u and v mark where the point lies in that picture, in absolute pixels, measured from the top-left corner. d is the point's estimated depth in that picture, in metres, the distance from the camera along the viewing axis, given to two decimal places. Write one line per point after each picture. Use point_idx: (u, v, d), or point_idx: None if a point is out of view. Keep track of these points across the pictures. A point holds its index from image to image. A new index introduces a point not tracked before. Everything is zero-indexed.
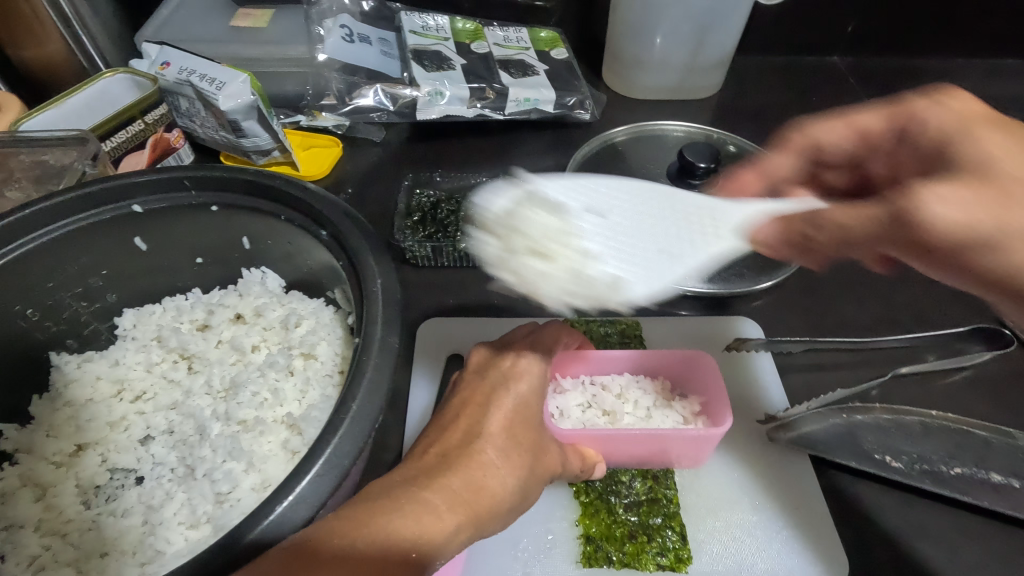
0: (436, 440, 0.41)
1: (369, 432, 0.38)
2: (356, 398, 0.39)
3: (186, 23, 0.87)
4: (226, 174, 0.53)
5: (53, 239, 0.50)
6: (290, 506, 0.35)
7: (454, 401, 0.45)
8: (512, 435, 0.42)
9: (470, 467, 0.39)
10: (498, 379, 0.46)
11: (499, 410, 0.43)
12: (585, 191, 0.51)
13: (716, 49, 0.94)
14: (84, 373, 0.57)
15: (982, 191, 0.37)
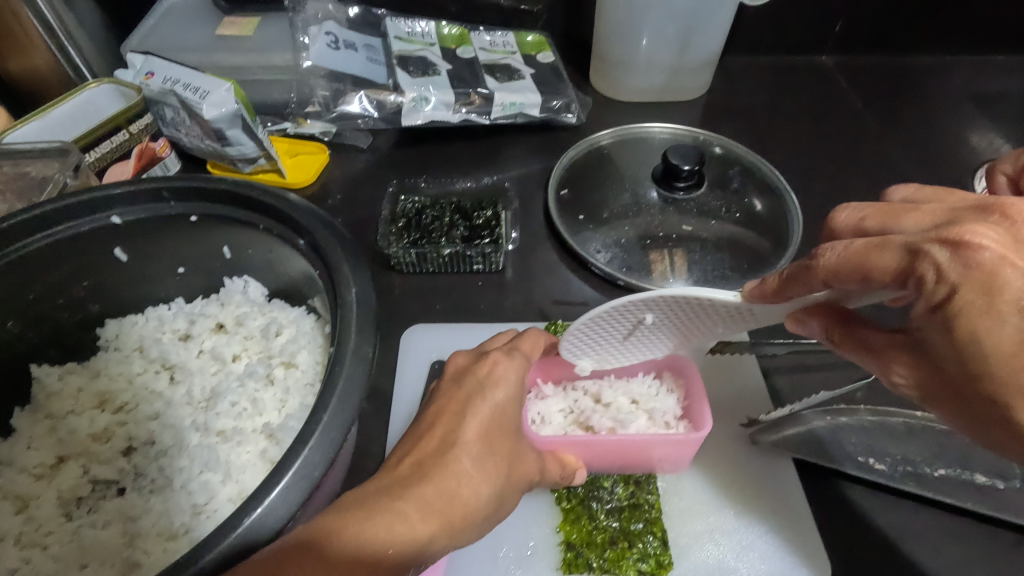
0: (411, 449, 0.41)
1: (340, 442, 0.38)
2: (328, 408, 0.39)
3: (172, 32, 0.87)
4: (205, 184, 0.53)
5: (32, 252, 0.50)
6: (259, 517, 0.35)
7: (430, 410, 0.44)
8: (487, 443, 0.42)
9: (443, 476, 0.39)
10: (474, 387, 0.45)
11: (475, 418, 0.42)
12: (613, 315, 0.48)
13: (702, 50, 0.94)
14: (65, 385, 0.57)
15: (931, 370, 0.34)
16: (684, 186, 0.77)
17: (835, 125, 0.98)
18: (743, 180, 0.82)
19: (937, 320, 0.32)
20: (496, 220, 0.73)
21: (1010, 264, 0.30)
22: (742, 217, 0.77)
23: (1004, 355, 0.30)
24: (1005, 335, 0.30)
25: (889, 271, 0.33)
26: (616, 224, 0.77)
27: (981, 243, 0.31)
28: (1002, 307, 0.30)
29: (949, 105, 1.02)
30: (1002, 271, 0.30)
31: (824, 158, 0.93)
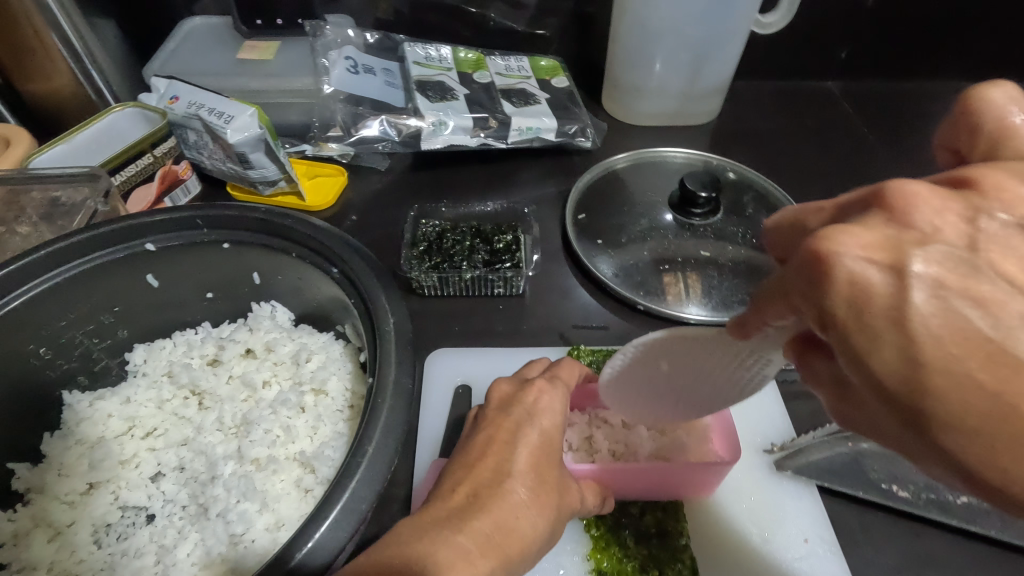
0: (464, 477, 0.42)
1: (385, 475, 0.39)
2: (372, 441, 0.40)
3: (194, 56, 0.89)
4: (238, 212, 0.54)
5: (67, 279, 0.51)
6: (309, 551, 0.36)
7: (478, 438, 0.45)
8: (538, 472, 0.43)
9: (499, 507, 0.40)
10: (522, 415, 0.46)
11: (526, 447, 0.44)
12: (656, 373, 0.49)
13: (713, 77, 0.96)
14: (95, 411, 0.58)
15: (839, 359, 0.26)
16: (700, 212, 0.78)
17: (843, 149, 1.00)
18: (757, 206, 0.83)
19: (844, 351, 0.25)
20: (516, 245, 0.75)
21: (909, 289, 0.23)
22: (758, 242, 0.78)
23: (895, 387, 0.24)
24: (879, 284, 0.24)
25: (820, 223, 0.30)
26: (633, 248, 0.78)
27: (837, 247, 0.25)
28: (878, 325, 0.24)
29: None
30: (864, 277, 0.24)
31: (834, 183, 0.94)
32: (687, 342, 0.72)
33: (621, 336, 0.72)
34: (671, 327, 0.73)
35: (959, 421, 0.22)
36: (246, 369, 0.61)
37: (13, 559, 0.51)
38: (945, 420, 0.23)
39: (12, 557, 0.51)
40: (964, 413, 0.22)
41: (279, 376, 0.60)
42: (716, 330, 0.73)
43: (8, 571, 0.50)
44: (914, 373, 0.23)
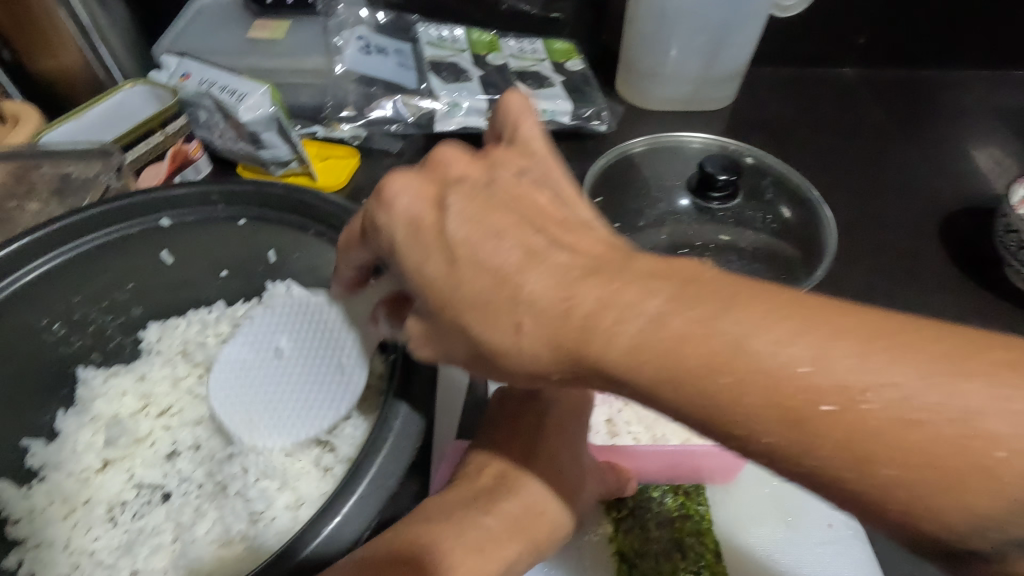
0: (493, 454, 0.46)
1: (412, 452, 0.39)
2: (398, 416, 0.39)
3: (203, 35, 0.88)
4: (255, 187, 0.53)
5: (83, 253, 0.50)
6: (337, 527, 0.35)
7: (503, 420, 0.48)
8: (558, 458, 0.46)
9: (523, 492, 0.44)
10: (548, 399, 0.49)
11: (549, 431, 0.47)
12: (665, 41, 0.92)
13: (730, 61, 0.95)
14: (110, 388, 0.58)
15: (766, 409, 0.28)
16: (719, 197, 0.77)
17: (860, 137, 0.99)
18: (777, 190, 0.81)
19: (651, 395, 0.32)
20: None
21: (627, 328, 0.31)
22: (775, 227, 0.78)
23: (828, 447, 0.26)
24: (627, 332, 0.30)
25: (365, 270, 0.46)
26: (649, 232, 0.79)
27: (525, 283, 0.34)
28: (827, 434, 0.26)
29: (970, 119, 1.03)
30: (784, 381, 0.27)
31: (851, 170, 0.93)
32: None
33: None
34: None
35: (906, 487, 0.25)
36: None
37: (30, 534, 0.51)
38: (856, 476, 0.26)
39: (28, 532, 0.51)
40: (902, 479, 0.25)
41: None
42: None
43: (25, 546, 0.51)
44: (668, 399, 0.30)
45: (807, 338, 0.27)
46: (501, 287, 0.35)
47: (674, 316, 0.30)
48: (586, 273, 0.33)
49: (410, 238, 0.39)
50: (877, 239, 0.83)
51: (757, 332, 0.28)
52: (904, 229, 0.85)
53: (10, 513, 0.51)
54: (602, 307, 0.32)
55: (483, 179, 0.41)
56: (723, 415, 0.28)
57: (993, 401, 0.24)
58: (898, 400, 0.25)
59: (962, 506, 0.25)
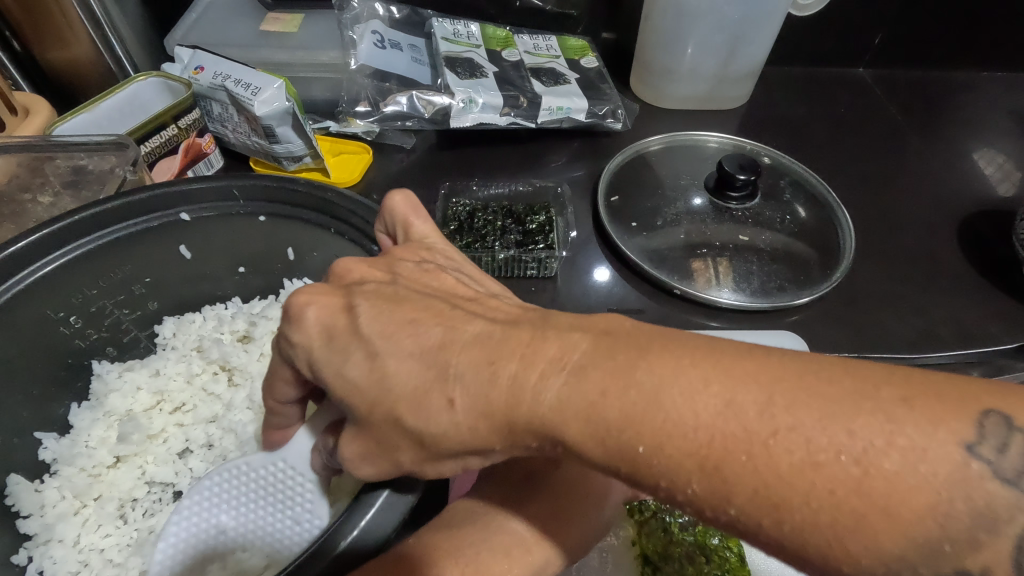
0: (519, 457, 0.44)
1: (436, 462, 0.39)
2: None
3: (216, 27, 0.87)
4: (276, 183, 0.52)
5: (101, 245, 0.50)
6: (359, 534, 0.38)
7: None
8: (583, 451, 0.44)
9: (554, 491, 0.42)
10: None
11: None
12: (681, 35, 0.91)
13: (747, 60, 0.94)
14: (124, 382, 0.56)
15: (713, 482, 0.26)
16: (737, 196, 0.76)
17: (876, 137, 0.99)
18: (794, 192, 0.81)
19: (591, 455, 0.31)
20: (549, 225, 0.74)
21: (552, 382, 0.30)
22: (794, 227, 0.77)
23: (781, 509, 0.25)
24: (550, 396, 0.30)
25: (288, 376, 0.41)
26: (668, 231, 0.76)
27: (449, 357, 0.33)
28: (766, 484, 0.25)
29: (986, 120, 1.03)
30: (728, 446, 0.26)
31: (867, 170, 0.93)
32: (717, 327, 0.71)
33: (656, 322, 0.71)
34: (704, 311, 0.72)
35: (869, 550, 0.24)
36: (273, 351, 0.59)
37: (39, 530, 0.49)
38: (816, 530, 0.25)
39: (38, 527, 0.49)
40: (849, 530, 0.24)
41: None
42: (753, 316, 0.71)
43: (33, 543, 0.49)
44: (595, 453, 0.29)
45: (714, 387, 0.27)
46: (428, 365, 0.33)
47: (578, 382, 0.30)
48: (505, 332, 0.33)
49: (324, 348, 0.35)
50: (895, 240, 0.83)
51: (670, 385, 0.28)
52: (922, 230, 0.84)
53: (21, 508, 0.49)
54: (522, 366, 0.31)
55: (385, 278, 0.38)
56: (641, 456, 0.28)
57: (876, 444, 0.24)
58: (825, 449, 0.25)
59: (881, 553, 0.24)
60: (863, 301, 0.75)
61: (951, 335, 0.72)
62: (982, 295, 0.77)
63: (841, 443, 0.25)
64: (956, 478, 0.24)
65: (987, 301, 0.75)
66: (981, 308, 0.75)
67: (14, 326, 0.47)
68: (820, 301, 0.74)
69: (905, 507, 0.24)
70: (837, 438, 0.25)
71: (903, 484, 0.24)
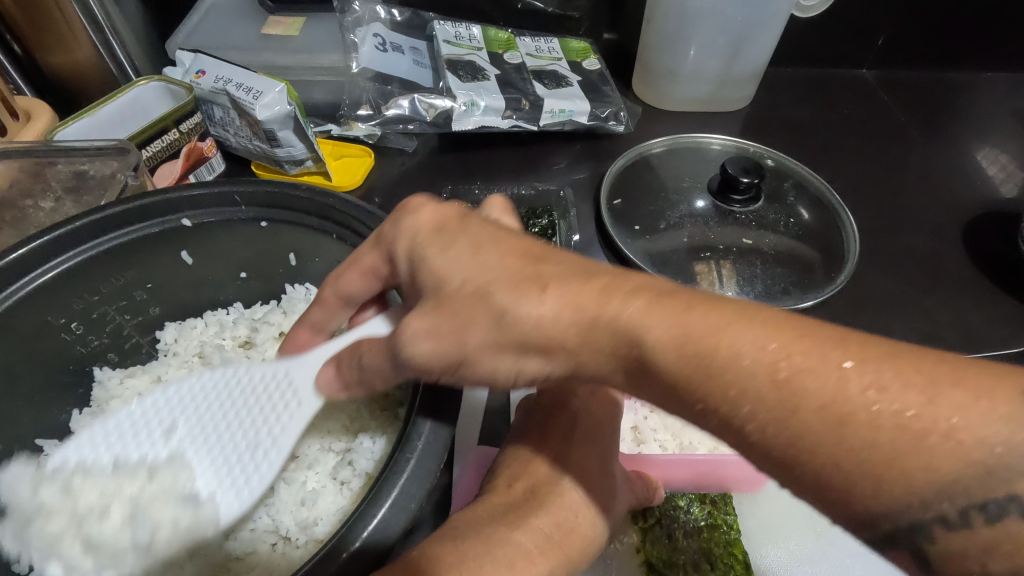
0: (520, 474, 0.44)
1: (436, 472, 0.37)
2: (422, 436, 0.38)
3: (218, 31, 0.87)
4: (279, 189, 0.51)
5: (102, 251, 0.49)
6: (376, 528, 0.35)
7: (529, 428, 0.47)
8: (582, 460, 0.45)
9: (558, 506, 0.42)
10: (571, 416, 0.47)
11: (579, 439, 0.45)
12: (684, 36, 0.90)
13: (750, 62, 0.93)
14: (125, 389, 0.57)
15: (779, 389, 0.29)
16: (741, 198, 0.76)
17: (880, 139, 0.98)
18: (797, 194, 0.81)
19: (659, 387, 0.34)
20: (552, 229, 0.73)
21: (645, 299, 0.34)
22: (799, 231, 0.76)
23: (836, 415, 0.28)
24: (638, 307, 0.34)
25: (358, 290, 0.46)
26: (671, 235, 0.76)
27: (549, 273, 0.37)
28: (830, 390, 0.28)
29: (990, 121, 1.02)
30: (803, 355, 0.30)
31: (870, 172, 0.92)
32: None
33: None
34: None
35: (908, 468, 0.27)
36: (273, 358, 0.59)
37: None
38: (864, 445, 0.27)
39: None
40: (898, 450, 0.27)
41: None
42: None
43: None
44: (669, 358, 0.32)
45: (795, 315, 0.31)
46: (531, 277, 0.37)
47: (664, 303, 0.33)
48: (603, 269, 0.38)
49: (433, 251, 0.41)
50: (900, 243, 0.82)
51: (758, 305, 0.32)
52: (928, 232, 0.84)
53: None
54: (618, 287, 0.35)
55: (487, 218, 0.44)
56: (716, 362, 0.31)
57: (921, 389, 0.27)
58: (884, 382, 0.28)
59: (918, 468, 0.27)
60: (868, 305, 0.74)
61: (958, 339, 0.71)
62: (988, 298, 0.76)
63: (913, 377, 0.28)
64: (1014, 416, 0.26)
65: (992, 305, 0.75)
66: (986, 312, 0.74)
67: (15, 332, 0.47)
68: (824, 305, 0.73)
69: (950, 444, 0.27)
70: (907, 373, 0.28)
71: (957, 421, 0.27)
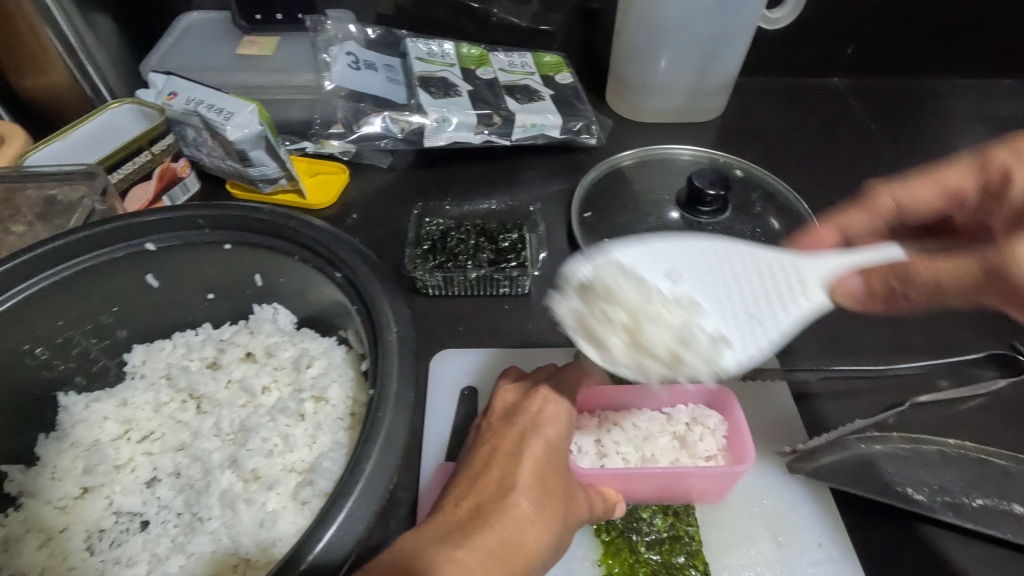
0: (467, 492, 0.40)
1: (385, 492, 0.38)
2: (372, 457, 0.38)
3: (192, 51, 0.88)
4: (241, 213, 0.52)
5: (66, 276, 0.50)
6: (327, 545, 0.35)
7: (482, 449, 0.44)
8: (543, 484, 0.41)
9: (504, 523, 0.38)
10: (526, 425, 0.45)
11: (531, 458, 0.42)
12: (655, 48, 0.91)
13: (720, 73, 0.95)
14: (91, 413, 0.56)
15: None
16: (708, 211, 0.77)
17: (850, 146, 1.00)
18: (765, 203, 0.82)
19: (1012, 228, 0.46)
20: (522, 243, 0.73)
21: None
22: (767, 241, 0.77)
23: None
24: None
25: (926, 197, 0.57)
26: None
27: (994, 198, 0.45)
28: None
29: (960, 127, 1.04)
30: None
31: (840, 180, 0.94)
32: None
33: None
34: None
35: None
36: (238, 380, 0.59)
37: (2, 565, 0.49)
38: None
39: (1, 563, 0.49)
40: None
41: (276, 391, 0.58)
42: None
43: None
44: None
45: None
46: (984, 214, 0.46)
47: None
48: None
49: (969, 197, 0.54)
50: None
51: None
52: None
53: None
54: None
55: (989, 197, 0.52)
56: None
57: None
58: None
59: None
60: None
61: None
62: None
63: None
64: None
65: None
66: None
67: None
68: None
69: None
70: None
71: None
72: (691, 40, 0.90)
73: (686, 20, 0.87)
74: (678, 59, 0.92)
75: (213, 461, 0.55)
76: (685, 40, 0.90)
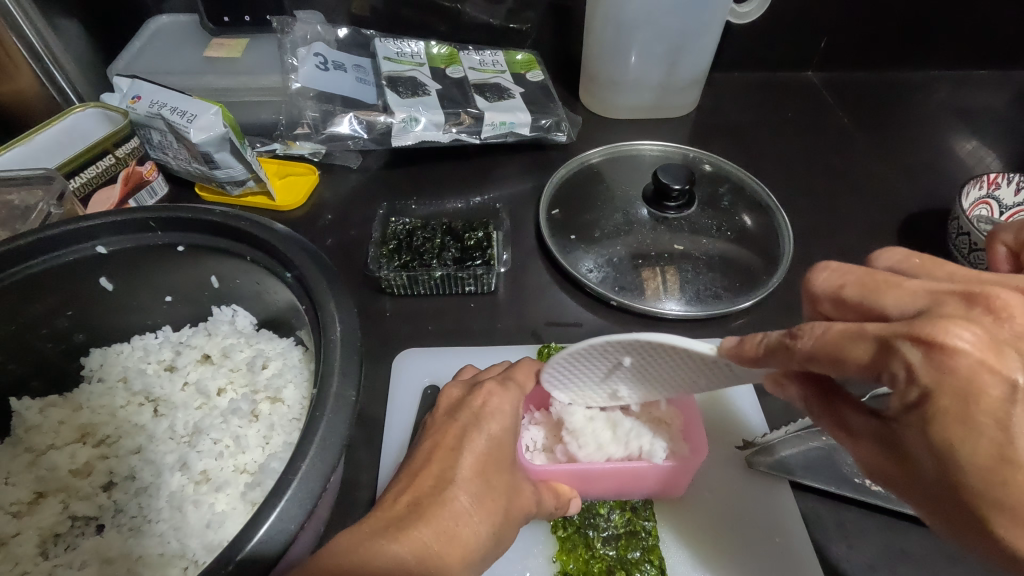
0: (407, 487, 0.42)
1: (320, 492, 0.37)
2: (307, 457, 0.38)
3: (159, 55, 0.88)
4: (192, 215, 0.52)
5: (15, 282, 0.50)
6: (259, 544, 0.35)
7: (424, 446, 0.45)
8: (484, 477, 0.43)
9: (441, 516, 0.40)
10: (469, 419, 0.46)
11: (471, 453, 0.43)
12: (624, 43, 0.91)
13: (690, 68, 0.95)
14: (45, 418, 0.57)
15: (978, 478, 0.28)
16: (675, 206, 0.77)
17: (822, 139, 1.00)
18: (733, 199, 0.82)
19: (914, 417, 0.30)
20: (487, 242, 0.73)
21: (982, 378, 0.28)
22: (734, 235, 0.77)
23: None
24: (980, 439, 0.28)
25: (862, 362, 0.31)
26: (608, 243, 0.76)
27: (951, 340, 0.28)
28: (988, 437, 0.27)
29: (933, 119, 1.04)
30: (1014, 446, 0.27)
31: (812, 174, 0.94)
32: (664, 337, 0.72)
33: (593, 333, 0.71)
34: (646, 322, 0.72)
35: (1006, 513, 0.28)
36: (193, 381, 0.60)
37: None
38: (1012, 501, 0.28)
39: None
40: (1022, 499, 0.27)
41: (232, 393, 0.59)
42: (692, 324, 0.72)
43: None
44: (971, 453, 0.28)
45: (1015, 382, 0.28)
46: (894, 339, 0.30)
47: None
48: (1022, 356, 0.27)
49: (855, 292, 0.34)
50: (839, 243, 0.83)
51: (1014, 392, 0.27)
52: (867, 232, 0.85)
53: None
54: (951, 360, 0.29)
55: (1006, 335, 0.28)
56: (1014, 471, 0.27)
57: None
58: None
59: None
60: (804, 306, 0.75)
61: None
62: None
63: None
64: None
65: None
66: None
67: None
68: (761, 306, 0.74)
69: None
70: None
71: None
72: (659, 35, 0.90)
73: (653, 15, 0.87)
74: (648, 54, 0.92)
75: (167, 463, 0.55)
76: (653, 35, 0.90)
